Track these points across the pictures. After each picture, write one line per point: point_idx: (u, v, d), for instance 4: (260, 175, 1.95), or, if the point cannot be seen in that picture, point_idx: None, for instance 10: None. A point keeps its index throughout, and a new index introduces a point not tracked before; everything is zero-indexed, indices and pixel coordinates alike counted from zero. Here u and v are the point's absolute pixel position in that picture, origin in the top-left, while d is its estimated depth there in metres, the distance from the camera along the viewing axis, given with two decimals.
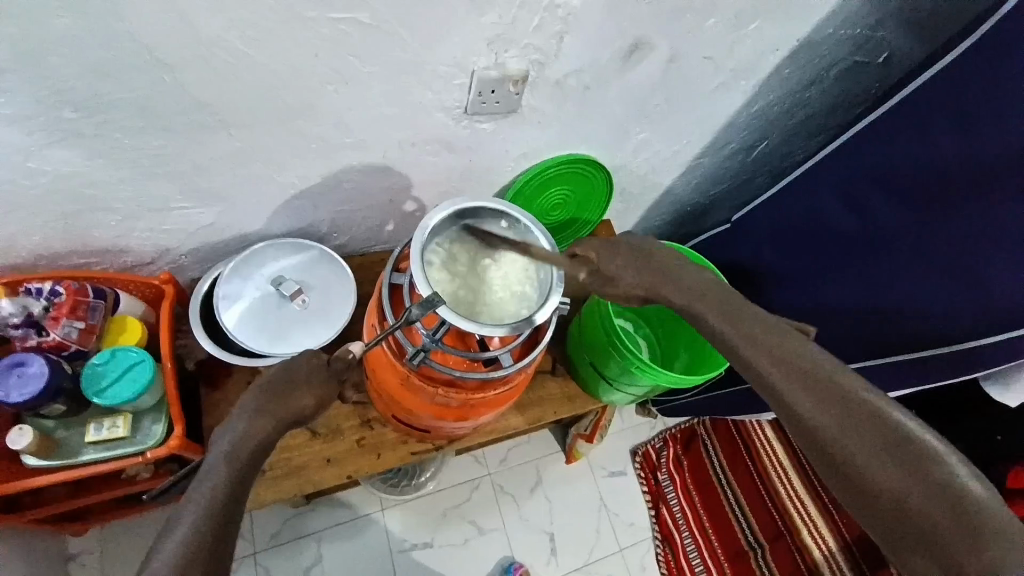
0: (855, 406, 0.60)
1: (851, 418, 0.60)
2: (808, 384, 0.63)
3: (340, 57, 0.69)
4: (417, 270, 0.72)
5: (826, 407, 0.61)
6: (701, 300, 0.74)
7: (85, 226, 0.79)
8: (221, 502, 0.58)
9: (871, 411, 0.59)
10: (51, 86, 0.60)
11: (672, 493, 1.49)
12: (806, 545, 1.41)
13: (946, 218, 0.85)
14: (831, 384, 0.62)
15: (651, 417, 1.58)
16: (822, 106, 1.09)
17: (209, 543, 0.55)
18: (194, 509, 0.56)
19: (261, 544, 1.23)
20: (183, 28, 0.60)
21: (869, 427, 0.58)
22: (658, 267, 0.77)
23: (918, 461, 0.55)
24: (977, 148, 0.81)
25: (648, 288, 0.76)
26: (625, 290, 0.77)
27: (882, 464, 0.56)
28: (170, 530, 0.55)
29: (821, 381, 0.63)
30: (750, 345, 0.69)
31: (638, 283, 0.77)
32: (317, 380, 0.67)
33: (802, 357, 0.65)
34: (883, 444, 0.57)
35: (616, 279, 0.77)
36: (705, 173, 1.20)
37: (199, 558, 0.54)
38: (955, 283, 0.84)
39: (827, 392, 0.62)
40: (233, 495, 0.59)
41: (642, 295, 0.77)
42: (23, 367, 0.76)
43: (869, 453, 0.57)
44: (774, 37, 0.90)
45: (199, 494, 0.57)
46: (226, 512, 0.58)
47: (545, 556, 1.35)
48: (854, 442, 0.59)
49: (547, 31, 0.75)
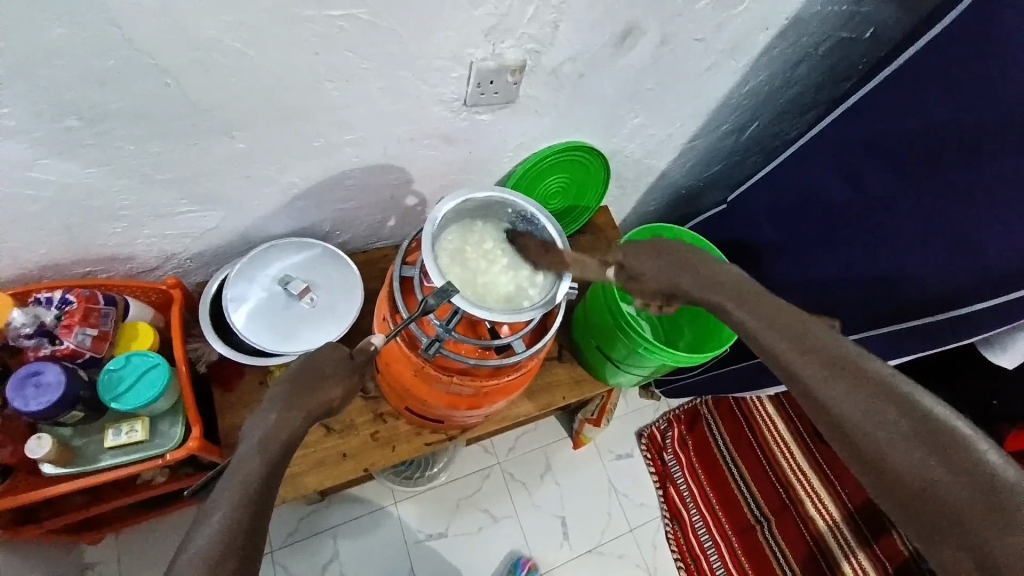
0: (880, 390, 0.56)
1: (881, 404, 0.55)
2: (830, 367, 0.59)
3: (337, 53, 0.69)
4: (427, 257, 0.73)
5: (850, 391, 0.57)
6: (720, 293, 0.69)
7: (89, 235, 0.79)
8: (253, 493, 0.58)
9: (899, 397, 0.56)
10: (53, 97, 0.61)
11: (679, 473, 1.52)
12: (811, 515, 1.45)
13: (941, 183, 0.86)
14: (859, 369, 0.58)
15: (655, 401, 1.60)
16: (812, 83, 1.10)
17: (243, 535, 0.56)
18: (228, 499, 0.57)
19: (277, 543, 1.24)
20: (181, 32, 0.60)
21: (897, 413, 0.55)
22: (681, 260, 0.73)
23: (949, 449, 0.52)
24: (966, 115, 0.83)
25: (671, 284, 0.73)
26: (649, 287, 0.74)
27: (911, 450, 0.52)
28: (204, 520, 0.57)
29: (845, 365, 0.59)
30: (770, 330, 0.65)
31: (662, 278, 0.73)
32: (342, 373, 0.68)
33: (827, 342, 0.61)
34: (912, 431, 0.53)
35: (639, 276, 0.74)
36: (700, 155, 1.21)
37: (233, 549, 0.55)
38: (953, 248, 0.86)
39: (854, 377, 0.58)
40: (265, 486, 0.59)
41: (666, 289, 0.73)
42: (39, 376, 0.76)
43: (896, 439, 0.53)
44: (761, 17, 0.91)
45: (231, 486, 0.58)
46: (257, 503, 0.58)
47: (557, 541, 1.38)
48: (881, 427, 0.54)
49: (541, 20, 0.76)
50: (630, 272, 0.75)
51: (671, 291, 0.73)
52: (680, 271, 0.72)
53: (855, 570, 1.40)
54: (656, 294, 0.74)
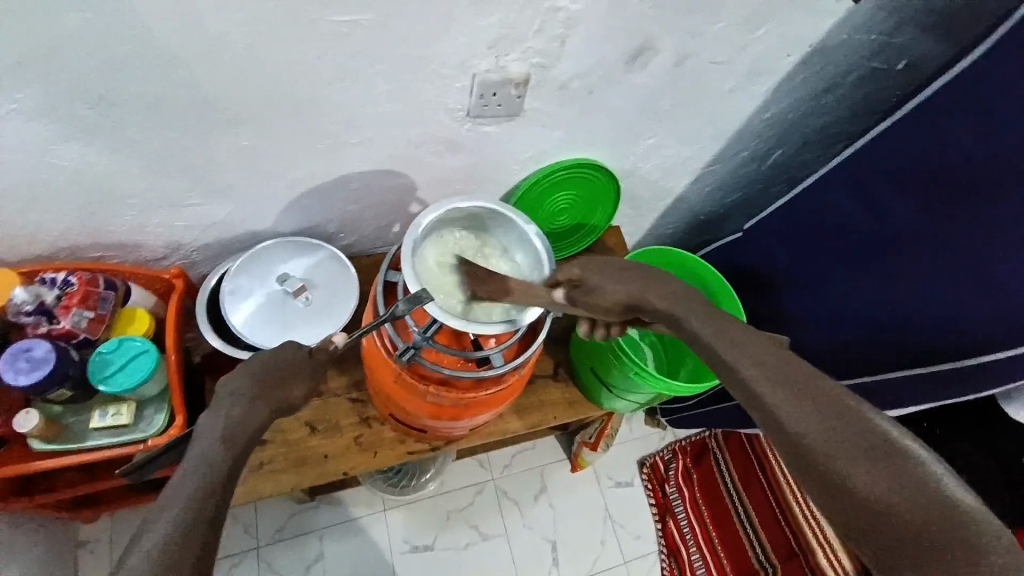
0: (836, 405, 0.52)
1: (851, 431, 0.51)
2: (784, 381, 0.55)
3: (342, 57, 0.71)
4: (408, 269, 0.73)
5: (805, 407, 0.53)
6: (677, 303, 0.66)
7: (101, 219, 0.82)
8: (218, 484, 0.58)
9: (861, 422, 0.51)
10: (68, 84, 0.64)
11: (681, 507, 1.46)
12: (821, 568, 1.35)
13: (970, 219, 0.83)
14: (820, 389, 0.53)
15: (660, 429, 1.55)
16: (839, 113, 1.06)
17: (207, 519, 0.55)
18: (190, 486, 0.56)
19: (265, 538, 1.24)
20: (190, 27, 0.62)
21: (866, 442, 0.50)
22: (640, 275, 0.71)
23: (918, 479, 0.48)
24: (998, 148, 0.79)
25: (630, 299, 0.69)
26: (609, 301, 0.70)
27: (884, 483, 0.48)
28: (158, 513, 0.55)
29: (802, 382, 0.54)
30: (733, 350, 0.59)
31: (623, 293, 0.69)
32: (304, 373, 0.69)
33: (790, 362, 0.56)
34: (881, 462, 0.49)
35: (598, 288, 0.70)
36: (718, 180, 1.18)
37: (198, 530, 0.54)
38: (978, 288, 0.81)
39: (824, 401, 0.53)
40: (232, 472, 0.60)
41: (626, 306, 0.70)
42: (30, 352, 0.79)
43: (866, 468, 0.49)
44: (782, 41, 0.89)
45: (192, 477, 0.57)
46: (224, 488, 0.58)
47: (546, 566, 1.34)
48: (843, 450, 0.50)
49: (548, 34, 0.76)
50: (590, 288, 0.71)
51: (635, 305, 0.69)
52: (641, 283, 0.70)
53: None
54: (615, 310, 0.70)
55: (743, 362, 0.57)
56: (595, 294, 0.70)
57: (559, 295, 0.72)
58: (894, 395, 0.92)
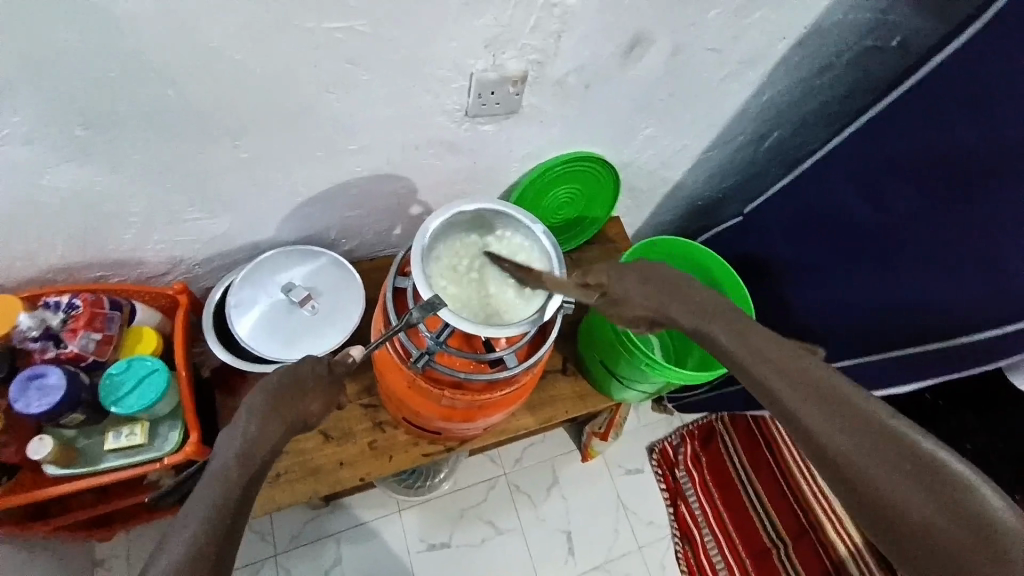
0: (852, 409, 0.56)
1: (871, 437, 0.54)
2: (803, 388, 0.59)
3: (337, 64, 0.70)
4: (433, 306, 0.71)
5: (823, 412, 0.56)
6: (707, 319, 0.68)
7: (101, 239, 0.82)
8: (233, 506, 0.58)
9: (878, 423, 0.54)
10: (63, 106, 0.63)
11: (691, 491, 1.48)
12: (831, 542, 1.39)
13: (967, 203, 0.83)
14: (837, 393, 0.57)
15: (667, 415, 1.56)
16: (833, 94, 1.06)
17: (216, 548, 0.56)
18: (203, 510, 0.57)
19: (282, 546, 1.25)
20: (184, 42, 0.61)
21: (883, 442, 0.53)
22: (664, 282, 0.71)
23: (940, 482, 0.50)
24: (996, 133, 0.78)
25: (655, 311, 0.70)
26: (632, 313, 0.71)
27: (904, 487, 0.50)
28: (172, 536, 0.56)
29: (819, 387, 0.58)
30: (759, 362, 0.63)
31: (648, 304, 0.70)
32: (322, 388, 0.68)
33: (813, 373, 0.59)
34: (901, 464, 0.51)
35: (623, 299, 0.70)
36: (715, 166, 1.18)
37: (206, 561, 0.55)
38: (981, 271, 0.82)
39: (839, 406, 0.56)
40: (244, 498, 0.59)
41: (648, 317, 0.71)
42: (43, 379, 0.79)
43: (885, 472, 0.51)
44: (777, 25, 0.88)
45: (207, 497, 0.58)
46: (234, 516, 0.58)
47: (563, 556, 1.35)
48: (859, 448, 0.53)
49: (544, 30, 0.75)
50: (616, 298, 0.71)
51: (655, 317, 0.70)
52: (665, 293, 0.70)
53: None
54: (637, 321, 0.72)
55: (769, 375, 0.61)
56: (618, 303, 0.71)
57: (593, 299, 0.72)
58: (901, 373, 0.94)
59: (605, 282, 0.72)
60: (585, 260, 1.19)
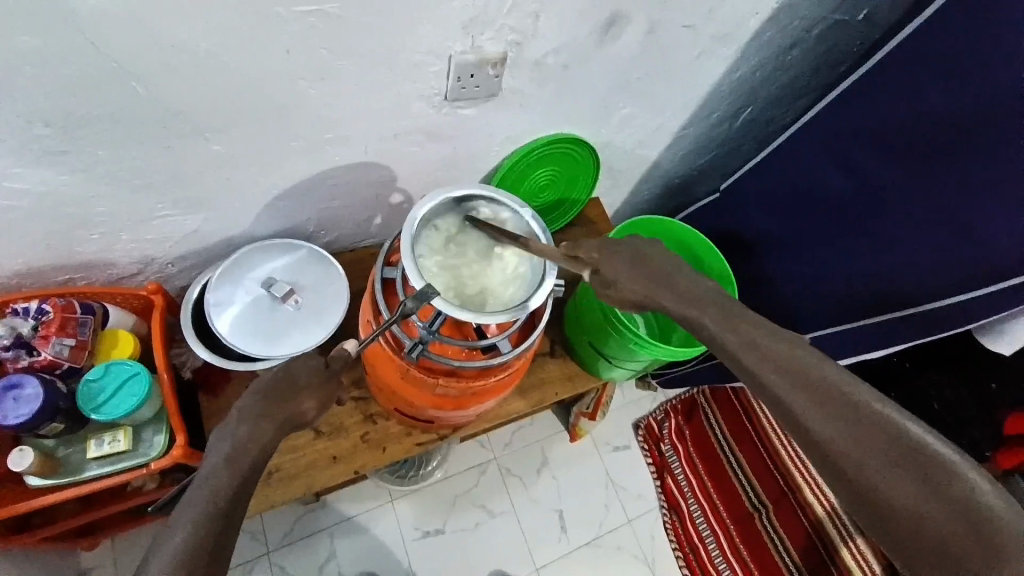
0: (860, 413, 0.55)
1: (867, 432, 0.54)
2: (809, 392, 0.57)
3: (310, 51, 0.67)
4: (462, 314, 0.71)
5: (830, 417, 0.55)
6: (699, 307, 0.65)
7: (67, 242, 0.78)
8: (223, 507, 0.56)
9: (887, 427, 0.54)
10: (23, 105, 0.59)
11: (676, 462, 1.51)
12: (809, 504, 1.44)
13: (935, 169, 0.86)
14: (845, 396, 0.55)
15: (651, 391, 1.60)
16: (804, 68, 1.08)
17: (209, 550, 0.54)
18: (194, 514, 0.55)
19: (275, 543, 1.24)
20: (146, 34, 0.58)
21: (891, 447, 0.53)
22: (658, 271, 0.68)
23: (944, 484, 0.51)
24: (966, 99, 0.81)
25: (645, 297, 0.67)
26: (622, 297, 0.68)
27: (900, 481, 0.52)
28: (166, 536, 0.54)
29: (827, 390, 0.56)
30: (752, 353, 0.60)
31: (637, 289, 0.67)
32: (319, 382, 0.66)
33: (819, 373, 0.57)
34: (897, 459, 0.52)
35: (613, 283, 0.68)
36: (692, 144, 1.19)
37: (200, 562, 0.53)
38: (950, 236, 0.85)
39: (848, 411, 0.55)
40: (236, 499, 0.57)
41: (639, 303, 0.68)
42: (19, 389, 0.76)
43: (885, 471, 0.52)
44: (750, 2, 0.89)
45: (196, 499, 0.56)
46: (224, 518, 0.56)
47: (556, 534, 1.37)
48: (867, 454, 0.53)
49: (522, 10, 0.73)
50: (607, 279, 0.69)
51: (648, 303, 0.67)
52: (658, 281, 0.68)
53: (856, 558, 1.39)
54: (629, 304, 0.69)
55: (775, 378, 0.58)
56: (608, 287, 0.69)
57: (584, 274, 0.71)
58: (878, 339, 0.97)
59: (596, 260, 0.70)
60: (567, 243, 1.20)
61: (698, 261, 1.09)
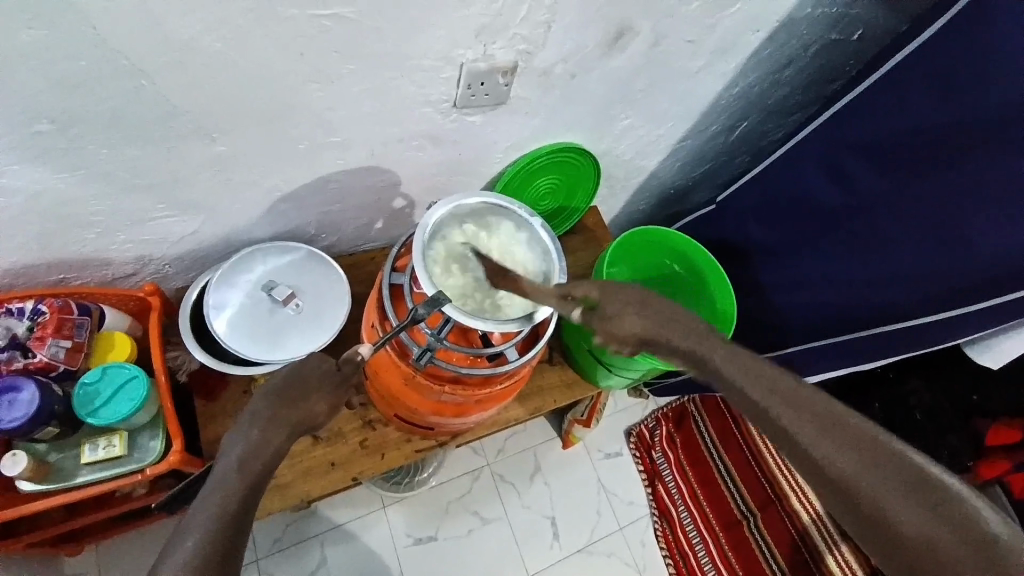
0: (865, 441, 0.54)
1: (874, 458, 0.54)
2: (816, 423, 0.55)
3: (322, 54, 0.67)
4: (482, 324, 0.72)
5: (841, 446, 0.54)
6: (703, 341, 0.60)
7: (61, 241, 0.76)
8: (233, 515, 0.54)
9: (894, 455, 0.54)
10: (28, 100, 0.58)
11: (667, 470, 1.53)
12: (796, 512, 1.45)
13: (937, 178, 0.87)
14: (850, 426, 0.55)
15: (643, 400, 1.60)
16: (799, 84, 1.10)
17: (218, 557, 0.52)
18: (205, 520, 0.53)
19: (264, 550, 1.22)
20: (160, 35, 0.58)
21: (900, 474, 0.53)
22: (660, 308, 0.62)
23: (953, 511, 0.52)
24: (959, 119, 0.84)
25: (650, 333, 0.61)
26: (626, 334, 0.62)
27: (904, 500, 0.52)
28: (178, 540, 0.53)
29: (834, 422, 0.55)
30: (753, 384, 0.58)
31: (642, 325, 0.61)
32: (328, 386, 0.65)
33: (825, 406, 0.56)
34: (900, 482, 0.53)
35: (617, 318, 0.62)
36: (689, 156, 1.21)
37: (210, 568, 0.52)
38: (945, 249, 0.87)
39: (855, 439, 0.54)
40: (245, 506, 0.56)
41: (643, 339, 0.62)
42: (14, 393, 0.75)
43: (896, 498, 0.52)
44: (749, 18, 0.90)
45: (209, 505, 0.54)
46: (234, 525, 0.54)
47: (548, 541, 1.37)
48: (879, 483, 0.53)
49: (532, 20, 0.74)
50: (611, 312, 0.62)
51: (651, 341, 0.61)
52: (664, 319, 0.61)
53: (841, 565, 1.40)
54: (631, 342, 0.62)
55: (785, 412, 0.56)
56: (610, 320, 0.62)
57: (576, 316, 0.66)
58: (873, 349, 0.98)
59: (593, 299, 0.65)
60: (565, 250, 1.20)
61: (697, 273, 1.11)
